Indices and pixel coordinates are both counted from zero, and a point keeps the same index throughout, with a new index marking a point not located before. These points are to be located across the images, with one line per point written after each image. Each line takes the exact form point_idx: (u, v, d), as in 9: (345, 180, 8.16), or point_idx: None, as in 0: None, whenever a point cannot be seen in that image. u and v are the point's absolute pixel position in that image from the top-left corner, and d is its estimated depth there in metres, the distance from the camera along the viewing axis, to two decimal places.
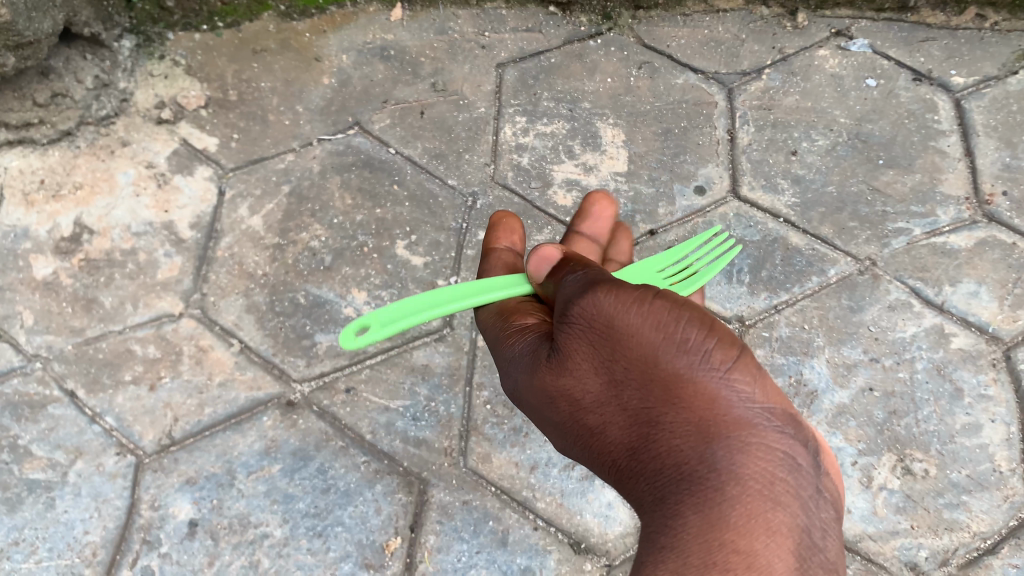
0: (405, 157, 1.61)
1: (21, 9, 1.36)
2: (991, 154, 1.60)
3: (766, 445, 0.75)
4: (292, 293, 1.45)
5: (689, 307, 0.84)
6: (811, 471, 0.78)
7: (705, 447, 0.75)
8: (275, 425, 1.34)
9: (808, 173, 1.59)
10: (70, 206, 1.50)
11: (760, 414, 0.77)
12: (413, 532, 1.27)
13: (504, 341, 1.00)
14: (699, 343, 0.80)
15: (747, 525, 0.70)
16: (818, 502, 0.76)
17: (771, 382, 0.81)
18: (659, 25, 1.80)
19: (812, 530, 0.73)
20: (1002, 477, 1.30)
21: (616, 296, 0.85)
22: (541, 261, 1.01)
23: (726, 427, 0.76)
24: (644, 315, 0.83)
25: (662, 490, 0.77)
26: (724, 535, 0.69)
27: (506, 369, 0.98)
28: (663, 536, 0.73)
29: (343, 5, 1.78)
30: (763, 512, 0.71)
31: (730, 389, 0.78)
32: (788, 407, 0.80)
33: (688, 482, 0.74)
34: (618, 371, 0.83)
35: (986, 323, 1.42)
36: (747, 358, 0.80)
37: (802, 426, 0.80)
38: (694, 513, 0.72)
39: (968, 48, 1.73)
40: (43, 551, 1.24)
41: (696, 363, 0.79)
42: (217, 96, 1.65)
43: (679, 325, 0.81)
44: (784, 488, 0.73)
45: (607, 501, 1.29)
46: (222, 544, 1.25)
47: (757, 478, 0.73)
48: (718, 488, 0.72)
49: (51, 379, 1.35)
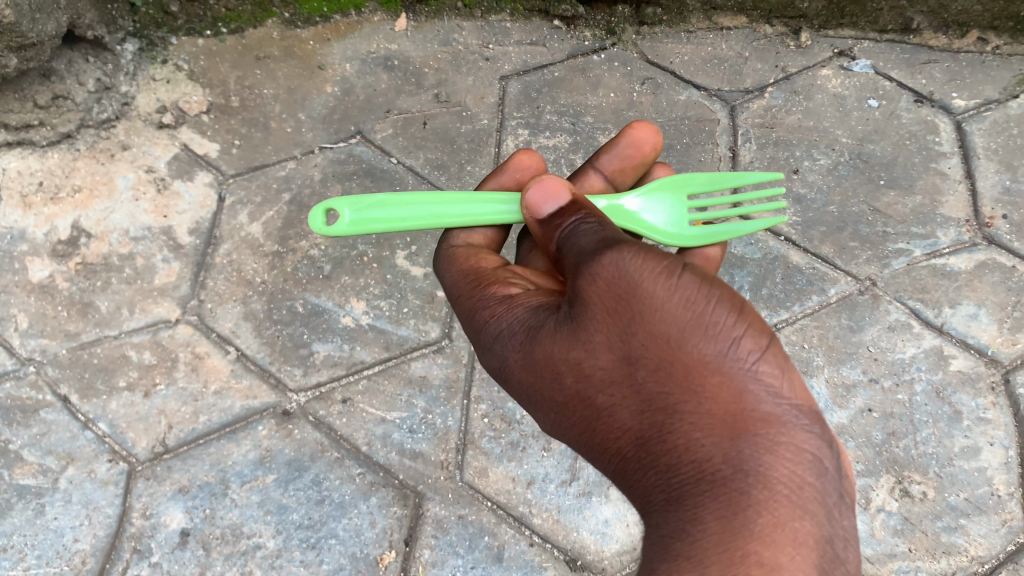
0: (407, 167, 1.60)
1: (25, 11, 1.35)
2: (992, 177, 1.60)
3: (795, 445, 0.74)
4: (290, 302, 1.44)
5: (716, 285, 0.80)
6: (836, 474, 0.77)
7: (731, 444, 0.73)
8: (270, 434, 1.33)
9: (809, 192, 1.59)
10: (68, 209, 1.49)
11: (791, 412, 0.75)
12: (408, 546, 1.25)
13: (487, 315, 0.92)
14: (729, 328, 0.77)
15: (772, 535, 0.69)
16: (843, 510, 0.75)
17: (798, 375, 0.79)
18: (663, 41, 1.80)
19: (837, 541, 0.72)
20: (1000, 501, 1.29)
21: (644, 261, 0.80)
22: (547, 194, 0.96)
23: (754, 424, 0.74)
24: (669, 289, 0.78)
25: (679, 489, 0.75)
26: (747, 546, 0.69)
27: (490, 337, 0.91)
28: (679, 542, 0.72)
29: (348, 14, 1.78)
30: (789, 522, 0.70)
31: (761, 382, 0.75)
32: (815, 403, 0.79)
33: (710, 482, 0.73)
34: (632, 349, 0.78)
35: (985, 346, 1.42)
36: (777, 347, 0.78)
37: (828, 425, 0.79)
38: (715, 519, 0.71)
39: (969, 71, 1.74)
40: (31, 558, 1.22)
41: (723, 348, 0.76)
42: (219, 102, 1.65)
43: (708, 307, 0.77)
44: (812, 495, 0.72)
45: (604, 518, 1.28)
46: (213, 554, 1.24)
47: (786, 483, 0.72)
48: (743, 492, 0.71)
49: (44, 384, 1.34)
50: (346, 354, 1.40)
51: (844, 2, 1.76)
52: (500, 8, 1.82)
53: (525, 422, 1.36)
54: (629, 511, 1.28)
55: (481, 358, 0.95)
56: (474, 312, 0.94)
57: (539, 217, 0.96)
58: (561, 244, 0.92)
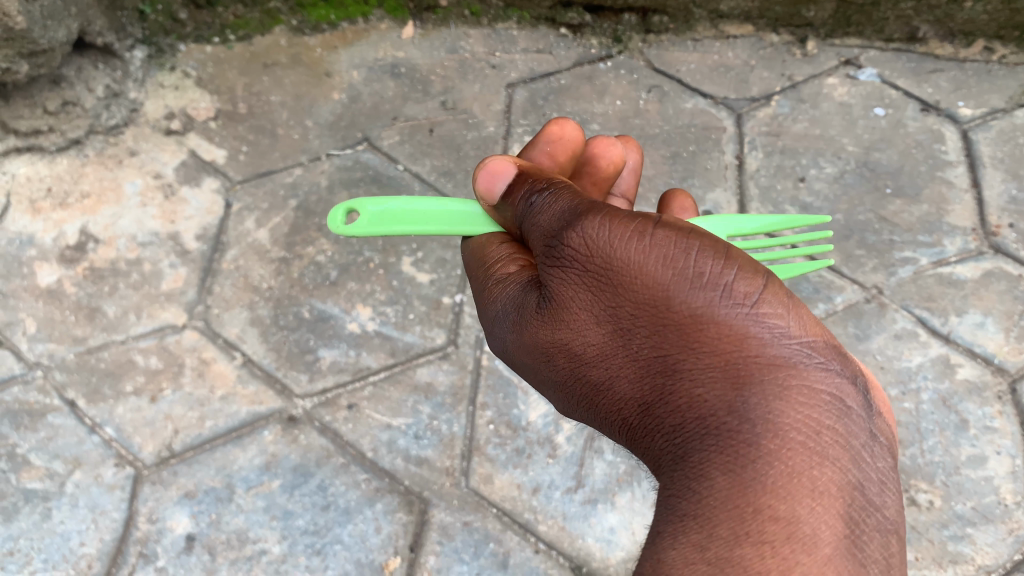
0: (413, 174, 1.61)
1: (37, 17, 1.36)
2: (998, 186, 1.60)
3: (806, 388, 0.71)
4: (296, 307, 1.44)
5: (699, 235, 0.80)
6: (863, 412, 0.73)
7: (735, 396, 0.71)
8: (276, 440, 1.33)
9: (815, 201, 1.60)
10: (76, 214, 1.50)
11: (798, 352, 0.73)
12: (413, 552, 1.25)
13: (485, 298, 0.94)
14: (716, 275, 0.76)
15: (787, 487, 0.65)
16: (873, 450, 0.71)
17: (804, 310, 0.76)
18: (669, 50, 1.81)
19: (868, 486, 0.68)
20: (1007, 510, 1.29)
21: (613, 227, 0.80)
22: (492, 176, 0.95)
23: (757, 370, 0.71)
24: (645, 249, 0.78)
25: (684, 449, 0.72)
26: (759, 501, 0.65)
27: (488, 323, 0.94)
28: (685, 502, 0.68)
29: (355, 22, 1.79)
30: (805, 470, 0.66)
31: (759, 325, 0.73)
32: (828, 337, 0.76)
33: (716, 439, 0.70)
34: (622, 316, 0.78)
35: (992, 355, 1.42)
36: (775, 286, 0.76)
37: (844, 359, 0.76)
38: (722, 476, 0.67)
39: (976, 80, 1.74)
40: (37, 562, 1.22)
41: (714, 296, 0.75)
42: (226, 109, 1.66)
43: (691, 258, 0.77)
44: (832, 440, 0.69)
45: (609, 525, 1.28)
46: (219, 559, 1.24)
47: (798, 429, 0.68)
48: (752, 444, 0.68)
49: (51, 388, 1.34)
50: (352, 360, 1.40)
51: (850, 11, 1.78)
52: (507, 16, 1.83)
53: (531, 429, 1.35)
54: (634, 518, 1.28)
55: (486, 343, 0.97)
56: (478, 298, 0.96)
57: (494, 202, 0.96)
58: (523, 223, 0.92)
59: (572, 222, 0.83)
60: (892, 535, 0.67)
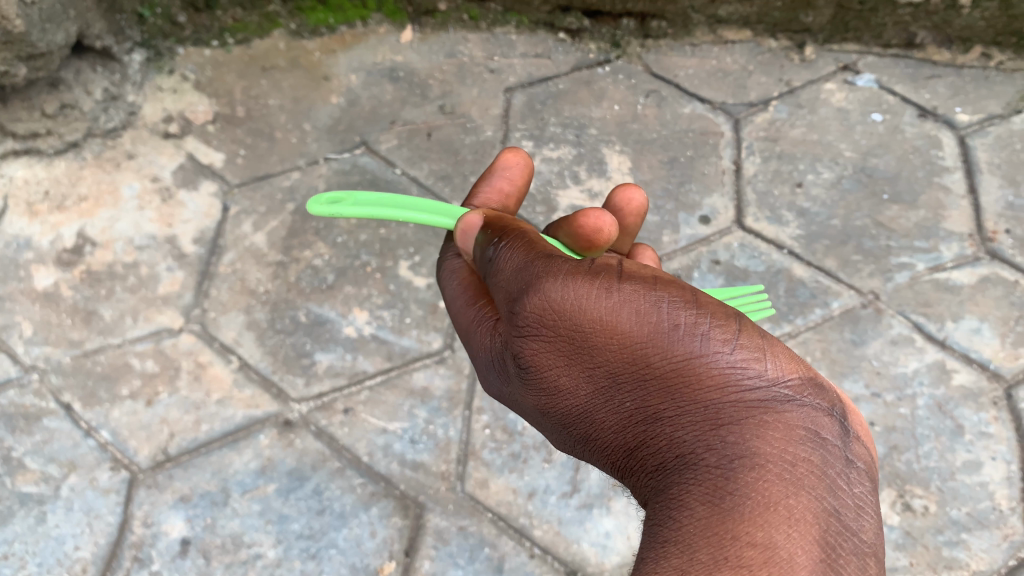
0: (411, 178, 1.61)
1: (35, 20, 1.36)
2: (995, 192, 1.60)
3: (782, 423, 0.67)
4: (293, 311, 1.45)
5: (669, 284, 0.76)
6: (839, 441, 0.68)
7: (712, 435, 0.68)
8: (272, 444, 1.33)
9: (812, 206, 1.60)
10: (74, 217, 1.51)
11: (776, 394, 0.69)
12: (408, 557, 1.25)
13: (475, 353, 0.96)
14: (690, 324, 0.72)
15: (764, 515, 0.61)
16: (851, 476, 0.66)
17: (781, 347, 0.73)
18: (667, 55, 1.81)
19: (844, 513, 0.63)
20: (1002, 516, 1.28)
21: (574, 283, 0.76)
22: (466, 233, 0.93)
23: (733, 412, 0.68)
24: (615, 304, 0.74)
25: (666, 484, 0.70)
26: (736, 528, 0.61)
27: (484, 373, 0.95)
28: (666, 529, 0.65)
29: (354, 26, 1.80)
30: (782, 500, 0.62)
31: (739, 371, 0.69)
32: (807, 371, 0.72)
33: (694, 474, 0.68)
34: (601, 369, 0.76)
35: (988, 360, 1.42)
36: (749, 328, 0.73)
37: (823, 390, 0.71)
38: (701, 506, 0.64)
39: (973, 86, 1.74)
40: (32, 565, 1.22)
41: (687, 343, 0.71)
42: (224, 112, 1.66)
43: (663, 310, 0.73)
44: (808, 470, 0.64)
45: (605, 530, 1.28)
46: (213, 563, 1.23)
47: (775, 461, 0.64)
48: (728, 478, 0.65)
49: (47, 392, 1.34)
50: (348, 363, 1.40)
51: (848, 16, 1.78)
52: (506, 20, 1.83)
53: (526, 433, 1.35)
54: (629, 523, 1.28)
55: (489, 393, 0.98)
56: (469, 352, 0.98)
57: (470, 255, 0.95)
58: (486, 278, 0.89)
59: (530, 284, 0.79)
60: (869, 558, 0.61)
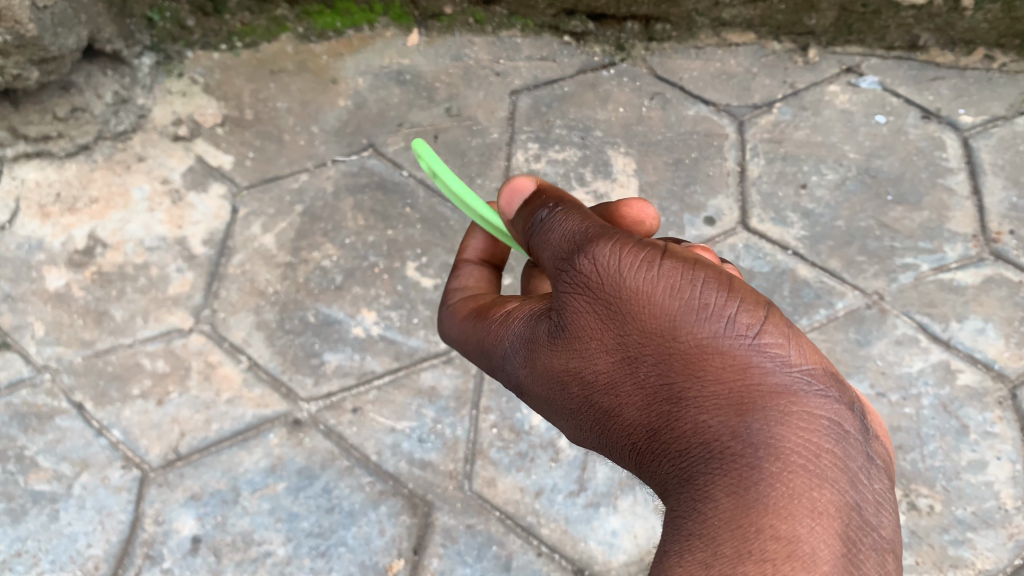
0: (418, 180, 1.62)
1: (48, 25, 1.38)
2: (998, 193, 1.61)
3: (806, 413, 0.67)
4: (301, 312, 1.46)
5: (706, 266, 0.76)
6: (860, 436, 0.69)
7: (739, 421, 0.67)
8: (281, 443, 1.34)
9: (816, 207, 1.61)
10: (84, 219, 1.52)
11: (800, 380, 0.69)
12: (416, 555, 1.26)
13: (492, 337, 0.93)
14: (719, 307, 0.72)
15: (787, 508, 0.62)
16: (871, 473, 0.66)
17: (806, 338, 0.73)
18: (672, 57, 1.83)
19: (865, 508, 0.64)
20: (1007, 515, 1.29)
21: (619, 257, 0.77)
22: (514, 193, 0.89)
23: (761, 398, 0.68)
24: (652, 280, 0.75)
25: (688, 472, 0.69)
26: (761, 520, 0.61)
27: (498, 357, 0.93)
28: (690, 521, 0.65)
29: (361, 29, 1.81)
30: (805, 492, 0.63)
31: (762, 355, 0.70)
32: (829, 365, 0.72)
33: (719, 461, 0.67)
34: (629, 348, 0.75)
35: (992, 360, 1.42)
36: (777, 316, 0.73)
37: (845, 386, 0.72)
38: (726, 496, 0.64)
39: (976, 88, 1.75)
40: (44, 563, 1.23)
41: (715, 327, 0.72)
42: (233, 115, 1.67)
43: (696, 289, 0.73)
44: (831, 462, 0.65)
45: (612, 529, 1.28)
46: (225, 560, 1.25)
47: (800, 452, 0.65)
48: (753, 467, 0.64)
49: (59, 391, 1.36)
50: (356, 363, 1.41)
51: (851, 19, 1.79)
52: (511, 23, 1.85)
53: (533, 433, 1.36)
54: (636, 520, 1.29)
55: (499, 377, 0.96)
56: (484, 337, 0.96)
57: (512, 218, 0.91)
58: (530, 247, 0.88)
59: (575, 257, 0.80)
60: (888, 554, 0.62)
